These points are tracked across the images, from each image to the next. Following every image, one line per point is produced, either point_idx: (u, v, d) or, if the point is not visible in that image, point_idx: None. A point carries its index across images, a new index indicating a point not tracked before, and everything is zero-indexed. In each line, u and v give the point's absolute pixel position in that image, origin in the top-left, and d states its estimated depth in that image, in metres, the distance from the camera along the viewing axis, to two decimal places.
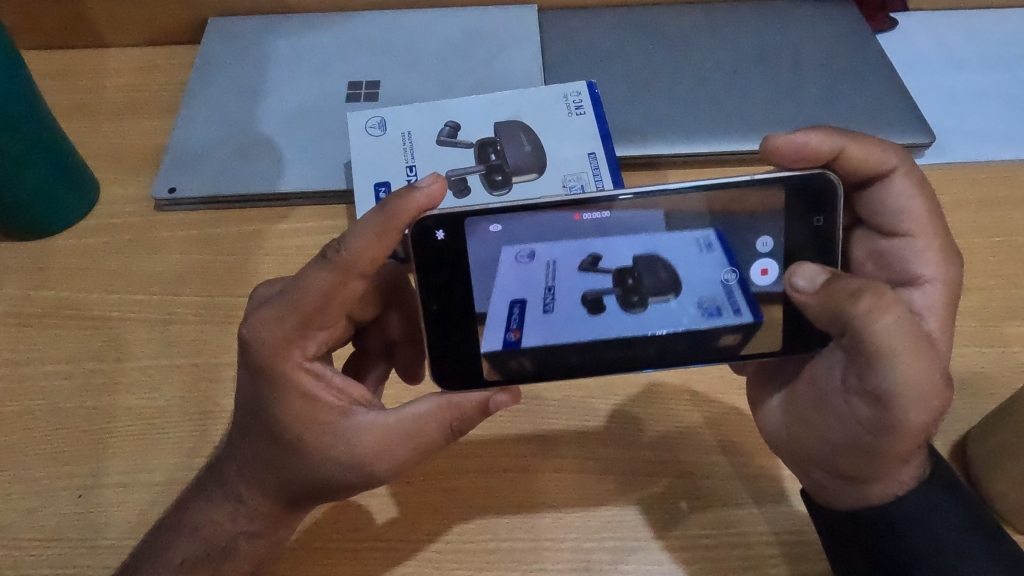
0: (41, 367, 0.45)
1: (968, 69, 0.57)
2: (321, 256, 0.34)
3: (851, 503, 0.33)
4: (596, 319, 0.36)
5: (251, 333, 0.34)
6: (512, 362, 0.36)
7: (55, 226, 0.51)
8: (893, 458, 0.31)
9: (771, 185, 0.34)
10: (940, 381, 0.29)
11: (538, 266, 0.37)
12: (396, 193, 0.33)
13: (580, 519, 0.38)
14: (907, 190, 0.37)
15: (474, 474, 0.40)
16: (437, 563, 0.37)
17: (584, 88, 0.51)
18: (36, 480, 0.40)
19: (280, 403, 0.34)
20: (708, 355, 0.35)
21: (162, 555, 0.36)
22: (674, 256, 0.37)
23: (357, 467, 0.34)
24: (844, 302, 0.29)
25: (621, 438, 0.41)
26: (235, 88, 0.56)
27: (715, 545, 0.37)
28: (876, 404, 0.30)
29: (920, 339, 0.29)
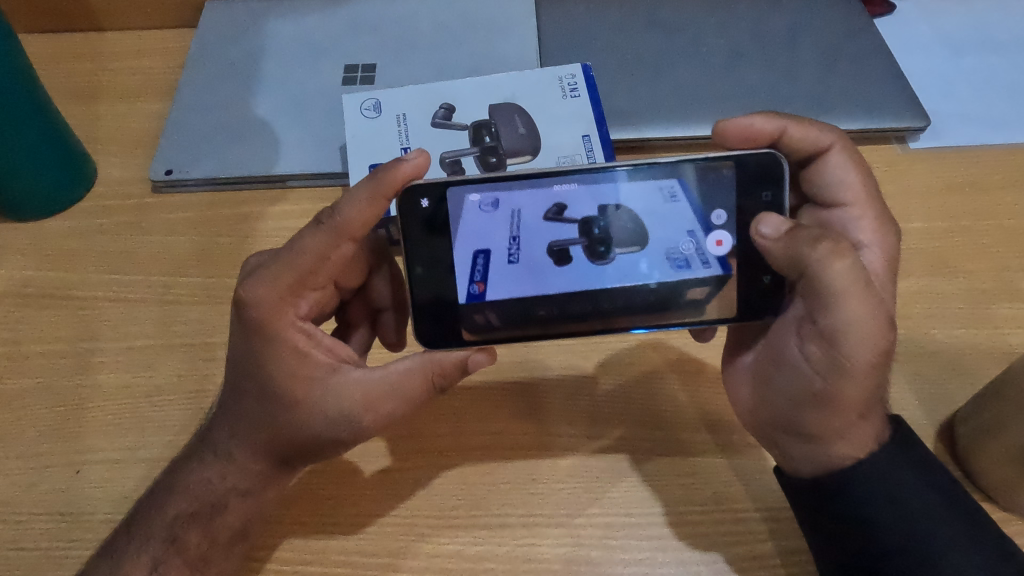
0: (38, 346, 0.45)
1: (964, 54, 0.57)
2: (316, 220, 0.35)
3: (810, 464, 0.34)
4: (561, 270, 0.37)
5: (247, 292, 0.34)
6: (476, 316, 0.37)
7: (48, 209, 0.51)
8: (842, 405, 0.32)
9: (724, 162, 0.35)
10: (885, 321, 0.31)
11: (503, 215, 0.37)
12: (386, 163, 0.35)
13: (572, 494, 0.39)
14: (843, 163, 0.39)
15: (467, 452, 0.40)
16: (428, 536, 0.38)
17: (579, 70, 0.51)
18: (33, 456, 0.41)
19: (274, 359, 0.35)
20: (680, 307, 0.37)
21: (156, 512, 0.37)
22: (642, 207, 0.37)
23: (345, 422, 0.35)
24: (804, 245, 0.31)
25: (611, 414, 0.41)
26: (231, 71, 0.57)
27: (703, 521, 0.37)
28: (825, 344, 0.32)
29: (869, 284, 0.31)
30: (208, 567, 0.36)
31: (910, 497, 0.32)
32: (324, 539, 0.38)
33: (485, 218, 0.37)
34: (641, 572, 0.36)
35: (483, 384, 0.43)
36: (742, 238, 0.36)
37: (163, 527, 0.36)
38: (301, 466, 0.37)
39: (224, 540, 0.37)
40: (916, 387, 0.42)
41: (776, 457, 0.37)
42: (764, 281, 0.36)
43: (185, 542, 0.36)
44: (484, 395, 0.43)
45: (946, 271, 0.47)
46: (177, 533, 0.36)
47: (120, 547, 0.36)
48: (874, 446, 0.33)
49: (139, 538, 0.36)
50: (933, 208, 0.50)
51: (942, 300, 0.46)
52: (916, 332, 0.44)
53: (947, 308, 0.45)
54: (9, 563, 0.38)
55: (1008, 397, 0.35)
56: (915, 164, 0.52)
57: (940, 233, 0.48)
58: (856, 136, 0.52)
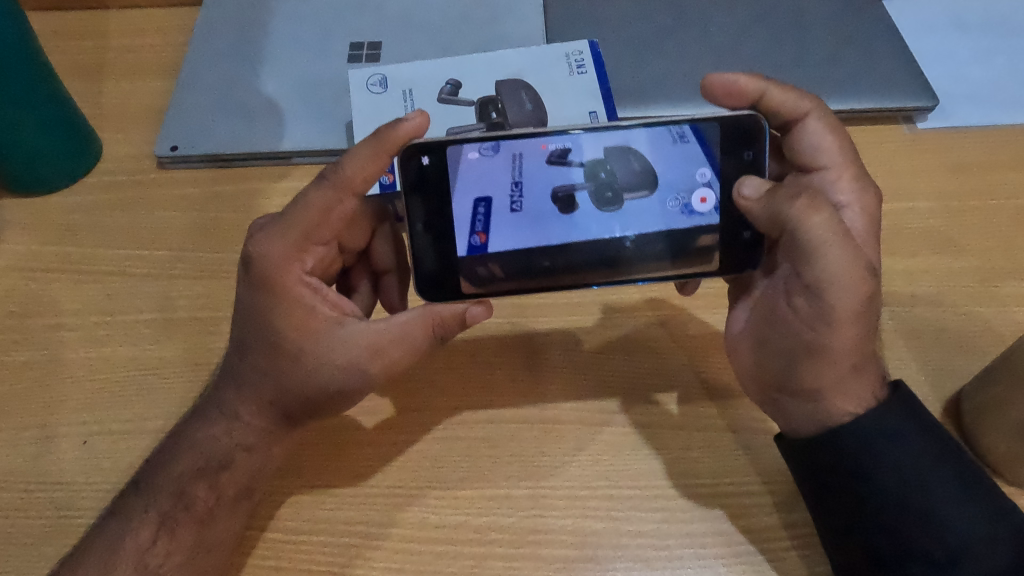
0: (45, 320, 0.45)
1: (973, 34, 0.57)
2: (320, 177, 0.37)
3: (806, 421, 0.35)
4: (566, 217, 0.38)
5: (257, 248, 0.36)
6: (479, 268, 0.37)
7: (62, 180, 0.51)
8: (833, 357, 0.33)
9: (712, 122, 0.36)
10: (866, 270, 0.32)
11: (504, 160, 0.38)
12: (387, 123, 0.36)
13: (579, 466, 0.39)
14: (819, 129, 0.39)
15: (473, 425, 0.41)
16: (434, 508, 0.38)
17: (585, 47, 0.51)
18: (41, 427, 0.41)
19: (279, 311, 0.36)
20: (690, 254, 0.38)
21: (164, 470, 0.37)
22: (650, 154, 0.38)
23: (351, 369, 0.36)
24: (783, 202, 0.33)
25: (616, 388, 0.41)
26: (235, 47, 0.56)
27: (709, 493, 0.38)
28: (811, 296, 0.33)
29: (847, 235, 0.32)
30: (214, 524, 0.36)
31: (891, 450, 0.32)
32: (331, 508, 0.38)
33: (487, 163, 0.38)
34: (647, 544, 0.36)
35: (488, 359, 0.43)
36: (725, 196, 0.37)
37: (170, 483, 0.36)
38: (306, 422, 0.38)
39: (232, 496, 0.37)
40: (922, 363, 0.42)
41: (775, 420, 0.37)
42: (743, 235, 0.37)
43: (192, 497, 0.36)
44: (488, 369, 0.43)
45: (954, 249, 0.47)
46: (184, 488, 0.36)
47: (127, 504, 0.36)
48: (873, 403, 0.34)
49: (146, 494, 0.36)
50: (941, 187, 0.50)
51: (949, 278, 0.46)
52: (922, 310, 0.44)
53: (954, 286, 0.45)
54: (17, 531, 0.38)
55: (1014, 370, 0.35)
56: (923, 144, 0.51)
57: (947, 212, 0.48)
58: (863, 115, 0.52)
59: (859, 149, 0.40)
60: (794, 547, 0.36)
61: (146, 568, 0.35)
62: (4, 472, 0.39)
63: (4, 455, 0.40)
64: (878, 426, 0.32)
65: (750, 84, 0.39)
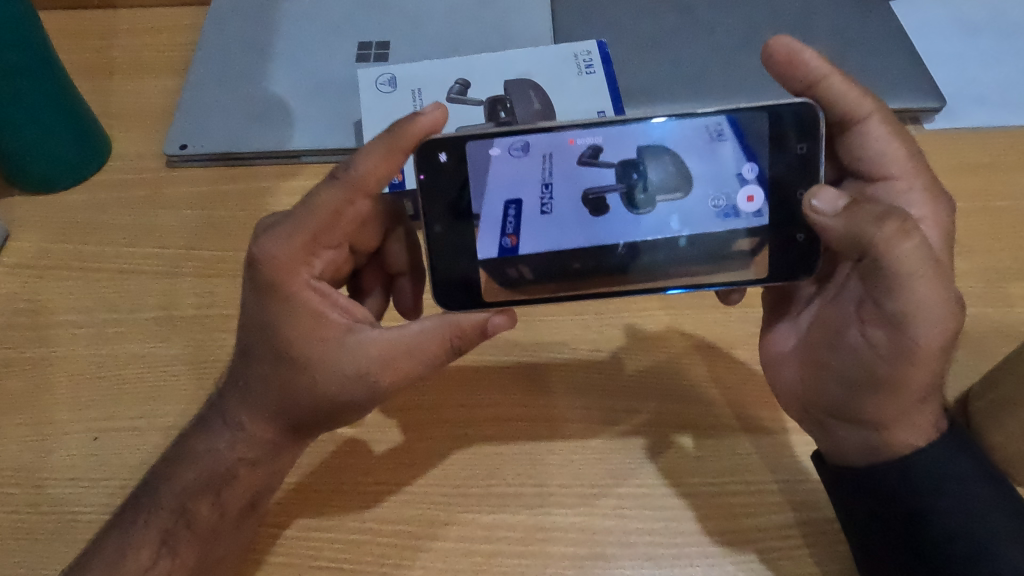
0: (55, 317, 0.46)
1: (980, 36, 0.57)
2: (330, 176, 0.36)
3: (865, 453, 0.35)
4: (597, 220, 0.38)
5: (262, 251, 0.35)
6: (508, 269, 0.38)
7: (80, 173, 0.51)
8: (908, 389, 0.33)
9: (761, 112, 0.35)
10: (953, 304, 0.32)
11: (534, 161, 0.38)
12: (404, 117, 0.36)
13: (588, 466, 0.39)
14: (885, 134, 0.37)
15: (482, 422, 0.41)
16: (444, 505, 0.38)
17: (594, 47, 0.52)
18: (50, 424, 0.41)
19: (286, 318, 0.35)
20: (728, 258, 0.37)
21: (166, 484, 0.37)
22: (684, 152, 0.38)
23: (362, 380, 0.36)
24: (867, 224, 0.31)
25: (625, 387, 0.42)
26: (244, 46, 0.57)
27: (717, 492, 0.38)
28: (891, 327, 0.32)
29: (936, 264, 0.31)
30: (218, 540, 0.37)
31: (957, 490, 0.32)
32: (342, 506, 0.38)
33: (516, 164, 0.37)
34: (655, 542, 0.36)
35: (497, 357, 0.43)
36: (772, 194, 0.37)
37: (172, 499, 0.37)
38: (314, 431, 0.38)
39: (235, 512, 0.37)
40: None
41: (818, 442, 0.38)
42: (798, 239, 0.36)
43: (195, 514, 0.37)
44: (497, 367, 0.43)
45: (961, 250, 0.47)
46: (187, 504, 0.37)
47: (130, 518, 0.36)
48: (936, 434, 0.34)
49: (148, 509, 0.37)
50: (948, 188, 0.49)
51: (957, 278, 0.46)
52: None
53: (961, 287, 0.45)
54: (29, 526, 0.38)
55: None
56: (930, 144, 0.51)
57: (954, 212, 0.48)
58: None
59: (922, 153, 0.39)
60: (802, 545, 0.36)
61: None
62: (16, 468, 0.40)
63: (15, 451, 0.40)
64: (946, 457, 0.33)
65: (809, 70, 0.38)
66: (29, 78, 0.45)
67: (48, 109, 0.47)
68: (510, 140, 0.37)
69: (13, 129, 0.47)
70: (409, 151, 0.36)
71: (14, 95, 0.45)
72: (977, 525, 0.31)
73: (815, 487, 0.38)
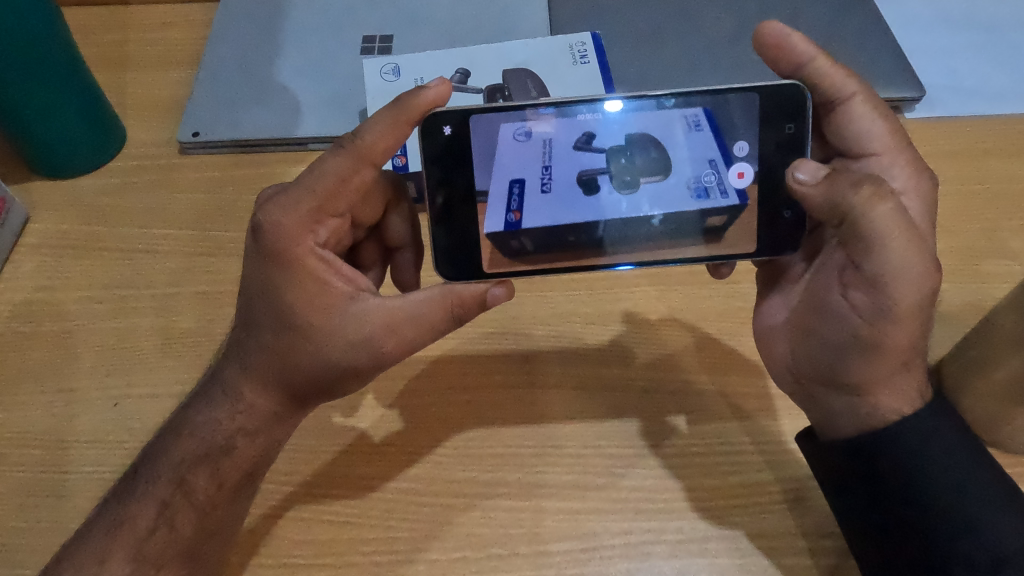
0: (74, 293, 0.48)
1: (959, 30, 0.59)
2: (339, 146, 0.38)
3: (852, 417, 0.37)
4: (590, 198, 0.41)
5: (269, 217, 0.37)
6: (513, 242, 0.40)
7: (97, 160, 0.54)
8: (890, 351, 0.35)
9: (749, 92, 0.37)
10: (931, 265, 0.33)
11: (536, 144, 0.41)
12: (408, 91, 0.37)
13: (581, 429, 0.41)
14: (867, 113, 0.39)
15: (481, 389, 0.43)
16: (446, 464, 0.41)
17: (588, 39, 0.54)
18: (72, 392, 0.43)
19: (290, 284, 0.36)
20: (698, 233, 0.40)
21: (165, 456, 0.38)
22: (664, 136, 0.40)
23: (366, 346, 0.37)
24: (843, 189, 0.33)
25: (617, 358, 0.44)
26: (254, 40, 0.59)
27: (702, 452, 0.40)
28: (871, 288, 0.34)
29: (911, 226, 0.33)
30: (217, 511, 0.37)
31: (937, 448, 0.34)
32: (349, 466, 0.41)
33: (519, 147, 0.40)
34: (645, 497, 0.39)
35: (495, 329, 0.46)
36: (760, 170, 0.38)
37: (170, 472, 0.38)
38: (314, 399, 0.39)
39: (232, 484, 0.38)
40: None
41: (808, 408, 0.40)
42: (784, 216, 0.38)
43: (193, 486, 0.38)
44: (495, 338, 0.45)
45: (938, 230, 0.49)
46: (185, 476, 0.38)
47: (129, 490, 0.38)
48: (913, 407, 0.35)
49: (147, 480, 0.38)
50: None
51: None
52: None
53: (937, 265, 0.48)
54: (53, 485, 0.40)
55: (986, 338, 0.37)
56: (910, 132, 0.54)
57: None
58: None
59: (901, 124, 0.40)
60: (781, 500, 0.39)
61: (145, 557, 0.36)
62: (40, 432, 0.42)
63: (39, 417, 0.42)
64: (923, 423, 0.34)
65: (794, 53, 0.40)
66: (48, 64, 0.48)
67: (64, 95, 0.49)
68: (514, 126, 0.39)
69: (32, 119, 0.49)
70: (413, 123, 0.37)
71: (32, 82, 0.48)
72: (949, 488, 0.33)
73: (794, 448, 0.40)
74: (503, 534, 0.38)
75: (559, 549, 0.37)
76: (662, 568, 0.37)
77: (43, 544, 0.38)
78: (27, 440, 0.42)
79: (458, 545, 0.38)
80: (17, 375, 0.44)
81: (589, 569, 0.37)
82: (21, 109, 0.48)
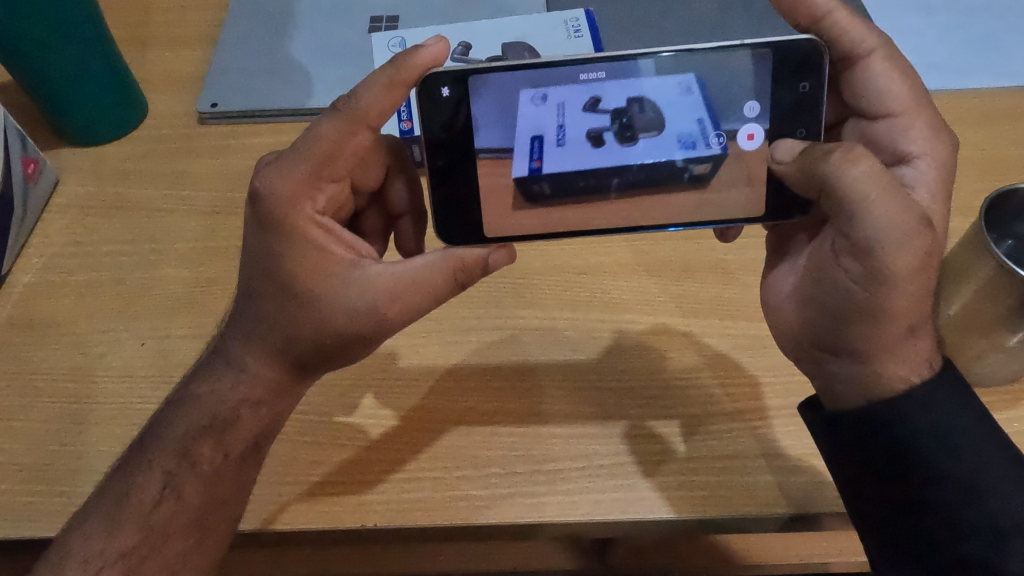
0: (103, 248, 0.51)
1: (935, 9, 0.62)
2: (332, 109, 0.39)
3: (859, 391, 0.36)
4: (598, 152, 0.42)
5: (266, 185, 0.38)
6: (533, 186, 0.42)
7: (125, 126, 0.57)
8: (893, 316, 0.34)
9: (763, 48, 0.39)
10: (918, 222, 0.33)
11: (550, 107, 0.41)
12: (407, 51, 0.38)
13: (573, 365, 0.45)
14: (886, 71, 0.40)
15: (481, 331, 0.47)
16: (448, 395, 0.44)
17: (582, 15, 0.58)
18: (102, 334, 0.47)
19: (293, 250, 0.37)
20: (686, 183, 0.42)
21: (171, 426, 0.39)
22: (662, 98, 0.41)
23: (369, 313, 0.37)
24: (817, 159, 0.35)
25: (606, 304, 0.48)
26: (267, 20, 0.63)
27: (685, 384, 0.44)
28: (861, 256, 0.34)
29: (889, 187, 0.33)
30: (221, 482, 0.38)
31: (943, 413, 0.34)
32: (358, 401, 0.44)
33: (533, 109, 0.41)
34: (630, 424, 0.42)
35: (495, 278, 0.49)
36: (771, 131, 0.41)
37: (175, 443, 0.39)
38: (317, 368, 0.39)
39: (237, 454, 0.39)
40: None
41: (812, 376, 0.39)
42: None
43: (197, 456, 0.38)
44: (496, 286, 0.49)
45: None
46: (189, 447, 0.38)
47: (136, 461, 0.39)
48: (928, 372, 0.35)
49: (153, 451, 0.39)
50: None
51: None
52: None
53: None
54: (88, 414, 0.43)
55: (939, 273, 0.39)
56: None
57: None
58: None
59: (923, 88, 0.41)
60: (758, 425, 0.42)
61: (152, 526, 0.37)
62: (74, 369, 0.45)
63: (73, 355, 0.46)
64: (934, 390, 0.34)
65: (815, 6, 0.40)
66: (76, 35, 0.51)
67: (92, 64, 0.53)
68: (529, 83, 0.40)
69: (64, 87, 0.53)
70: (408, 84, 0.38)
71: (61, 52, 0.51)
72: (952, 444, 0.33)
73: (771, 381, 0.44)
74: (502, 456, 0.41)
75: (553, 467, 0.41)
76: (648, 483, 0.40)
77: (77, 466, 0.41)
78: (63, 376, 0.45)
79: (460, 464, 0.41)
80: (51, 319, 0.48)
81: (580, 485, 0.40)
82: (55, 72, 0.52)
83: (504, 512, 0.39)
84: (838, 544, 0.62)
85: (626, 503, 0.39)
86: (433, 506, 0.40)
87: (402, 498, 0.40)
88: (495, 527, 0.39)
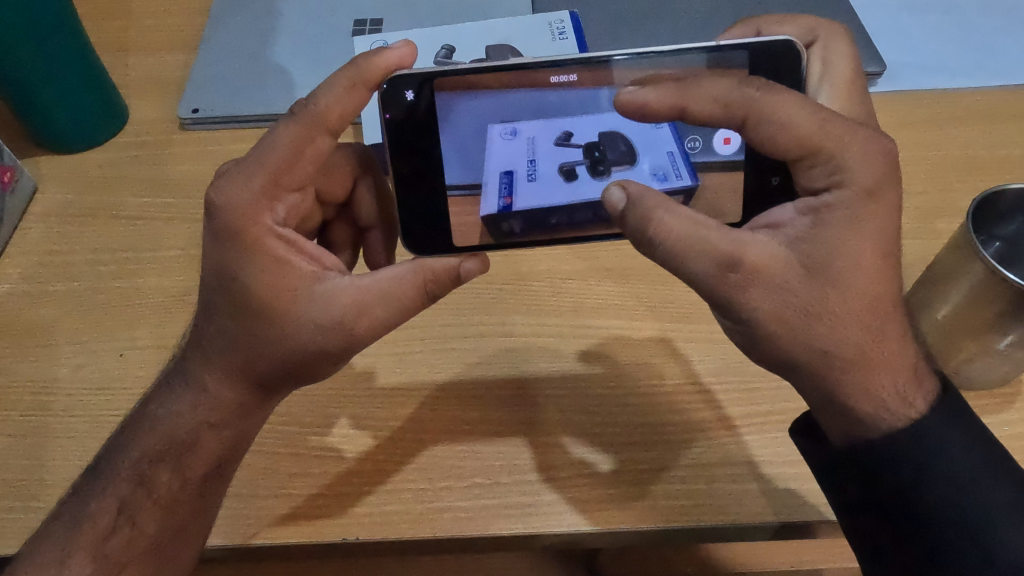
0: (80, 257, 0.50)
1: (921, 8, 0.61)
2: (290, 115, 0.37)
3: (845, 431, 0.34)
4: (572, 185, 0.42)
5: (219, 196, 0.36)
6: (502, 224, 0.41)
7: (111, 128, 0.57)
8: (824, 346, 0.32)
9: (742, 50, 0.37)
10: (730, 261, 0.32)
11: (520, 143, 0.42)
12: (369, 52, 0.37)
13: (560, 372, 0.44)
14: (796, 126, 0.33)
15: (464, 337, 0.46)
16: (430, 404, 0.43)
17: (566, 17, 0.58)
18: (79, 345, 0.46)
19: (249, 266, 0.36)
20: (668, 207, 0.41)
21: (126, 451, 0.38)
22: (630, 133, 0.42)
23: (333, 328, 0.36)
24: (623, 227, 0.35)
25: (593, 309, 0.47)
26: (249, 24, 0.62)
27: (670, 391, 0.43)
28: (717, 306, 0.34)
29: (695, 232, 0.33)
30: (180, 507, 0.38)
31: (945, 458, 0.32)
32: (339, 412, 0.43)
33: (502, 144, 0.42)
34: (614, 433, 0.42)
35: (478, 284, 0.49)
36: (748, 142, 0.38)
37: (131, 467, 0.38)
38: (279, 387, 0.38)
39: (197, 480, 0.38)
40: None
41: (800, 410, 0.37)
42: (773, 182, 0.39)
43: (154, 481, 0.38)
44: (479, 292, 0.48)
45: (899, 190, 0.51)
46: (146, 472, 0.38)
47: (90, 486, 0.38)
48: (924, 412, 0.33)
49: (109, 476, 0.38)
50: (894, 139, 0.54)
51: None
52: None
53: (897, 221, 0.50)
54: (64, 426, 0.43)
55: (930, 273, 0.39)
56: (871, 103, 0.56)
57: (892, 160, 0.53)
58: None
59: (851, 151, 0.32)
60: (747, 431, 0.41)
61: (106, 555, 0.37)
62: (51, 380, 0.45)
63: (50, 366, 0.45)
64: (932, 432, 0.32)
65: None
66: (59, 40, 0.51)
67: (75, 70, 0.52)
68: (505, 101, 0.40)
69: (49, 95, 0.52)
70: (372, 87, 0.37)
71: (45, 58, 0.51)
72: (956, 491, 0.31)
73: (759, 385, 0.43)
74: (485, 466, 0.41)
75: (537, 477, 0.40)
76: (634, 492, 0.40)
77: (52, 480, 0.41)
78: (39, 388, 0.44)
79: (443, 475, 0.41)
80: (28, 330, 0.47)
81: (564, 494, 0.40)
82: (22, 76, 0.51)
83: (489, 523, 0.39)
84: (828, 548, 0.62)
85: (611, 513, 0.39)
86: (414, 517, 0.39)
87: (382, 509, 0.40)
88: (480, 539, 0.39)
